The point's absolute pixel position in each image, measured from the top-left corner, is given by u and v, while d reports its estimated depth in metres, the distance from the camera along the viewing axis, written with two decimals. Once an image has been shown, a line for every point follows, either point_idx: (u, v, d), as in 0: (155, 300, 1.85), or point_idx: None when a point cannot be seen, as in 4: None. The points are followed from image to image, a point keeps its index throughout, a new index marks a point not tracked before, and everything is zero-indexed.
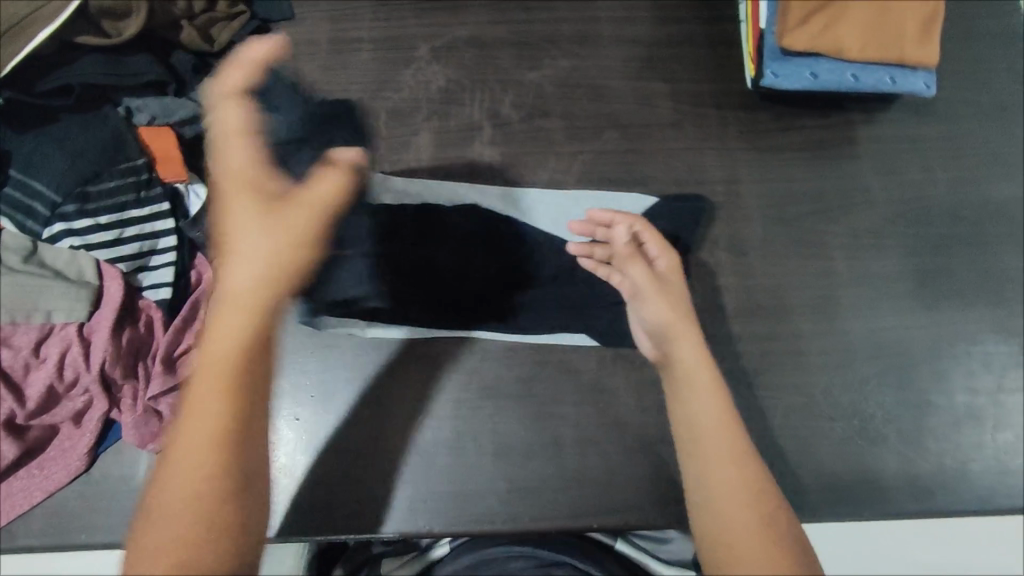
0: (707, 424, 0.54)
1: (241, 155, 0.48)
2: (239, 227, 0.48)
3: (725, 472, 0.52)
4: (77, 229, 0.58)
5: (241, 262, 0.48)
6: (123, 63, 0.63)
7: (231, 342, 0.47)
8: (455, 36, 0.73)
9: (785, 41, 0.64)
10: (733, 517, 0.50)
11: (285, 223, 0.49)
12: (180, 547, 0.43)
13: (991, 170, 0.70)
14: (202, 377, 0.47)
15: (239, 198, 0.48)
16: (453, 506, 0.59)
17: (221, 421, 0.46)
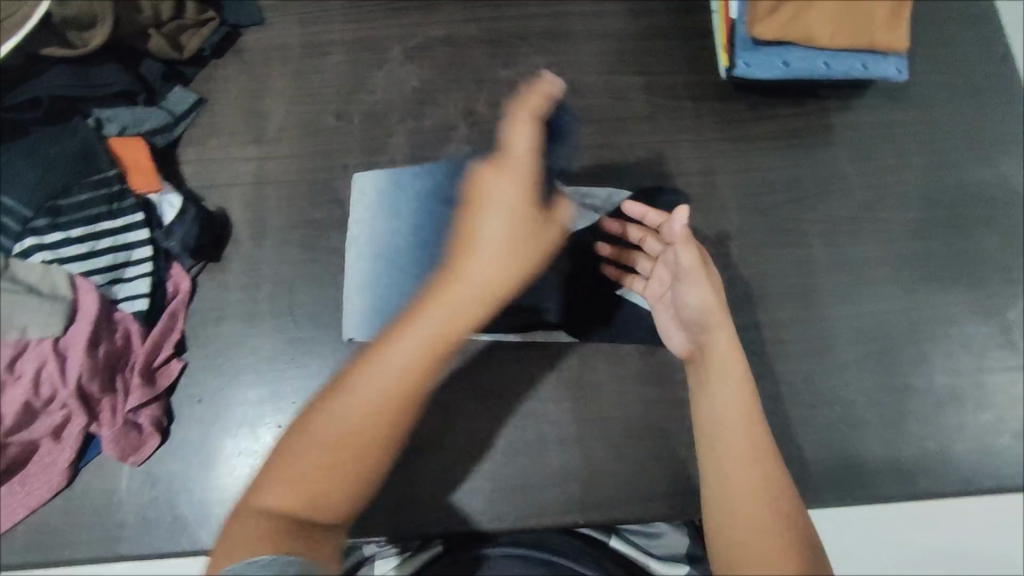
0: (728, 412, 0.53)
1: (516, 174, 0.49)
2: (528, 232, 0.49)
3: (744, 461, 0.51)
4: (49, 243, 0.58)
5: (490, 244, 0.48)
6: (91, 72, 0.62)
7: (458, 328, 0.47)
8: (428, 36, 0.72)
9: (756, 31, 0.64)
10: (749, 514, 0.49)
11: (538, 242, 0.50)
12: (311, 487, 0.44)
13: (967, 153, 0.70)
14: (404, 342, 0.46)
15: (523, 195, 0.49)
16: (436, 507, 0.59)
17: (389, 388, 0.46)
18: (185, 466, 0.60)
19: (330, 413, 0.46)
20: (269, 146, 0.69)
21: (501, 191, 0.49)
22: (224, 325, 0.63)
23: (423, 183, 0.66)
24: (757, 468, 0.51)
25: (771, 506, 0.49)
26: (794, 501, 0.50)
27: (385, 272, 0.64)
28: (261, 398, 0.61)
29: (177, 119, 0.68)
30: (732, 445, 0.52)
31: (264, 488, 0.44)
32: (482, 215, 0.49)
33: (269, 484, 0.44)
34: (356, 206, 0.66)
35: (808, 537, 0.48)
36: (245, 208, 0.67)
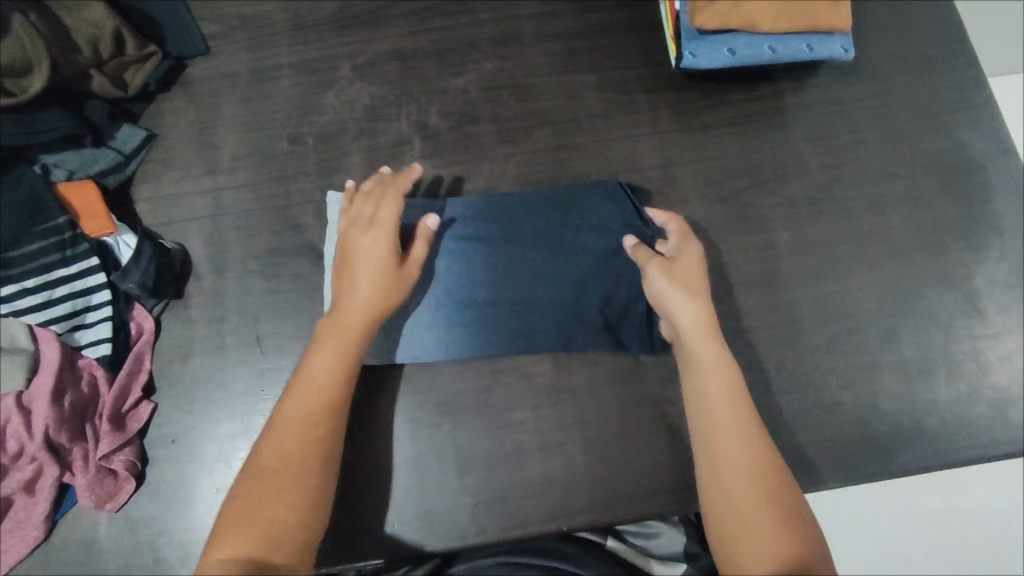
0: (719, 404, 0.55)
1: (375, 225, 0.59)
2: (369, 277, 0.58)
3: (737, 453, 0.53)
4: (4, 297, 0.57)
5: (353, 287, 0.58)
6: (33, 119, 0.60)
7: (336, 367, 0.56)
8: (376, 52, 0.72)
9: (698, 20, 0.64)
10: (742, 496, 0.51)
11: (389, 283, 0.58)
12: (251, 527, 0.49)
13: (922, 124, 0.70)
14: (298, 389, 0.55)
15: (373, 242, 0.59)
16: (422, 526, 0.59)
17: (301, 423, 0.54)
18: (163, 509, 0.59)
19: (259, 454, 0.53)
20: (223, 177, 0.68)
21: (372, 243, 0.58)
22: (191, 361, 0.62)
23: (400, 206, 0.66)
24: (752, 461, 0.53)
25: (767, 495, 0.51)
26: (788, 488, 0.52)
27: None
28: (236, 431, 0.61)
29: (128, 157, 0.67)
30: (725, 438, 0.54)
31: (218, 540, 0.49)
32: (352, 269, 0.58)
33: (221, 529, 0.50)
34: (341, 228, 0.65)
35: (801, 522, 0.51)
36: (205, 240, 0.66)
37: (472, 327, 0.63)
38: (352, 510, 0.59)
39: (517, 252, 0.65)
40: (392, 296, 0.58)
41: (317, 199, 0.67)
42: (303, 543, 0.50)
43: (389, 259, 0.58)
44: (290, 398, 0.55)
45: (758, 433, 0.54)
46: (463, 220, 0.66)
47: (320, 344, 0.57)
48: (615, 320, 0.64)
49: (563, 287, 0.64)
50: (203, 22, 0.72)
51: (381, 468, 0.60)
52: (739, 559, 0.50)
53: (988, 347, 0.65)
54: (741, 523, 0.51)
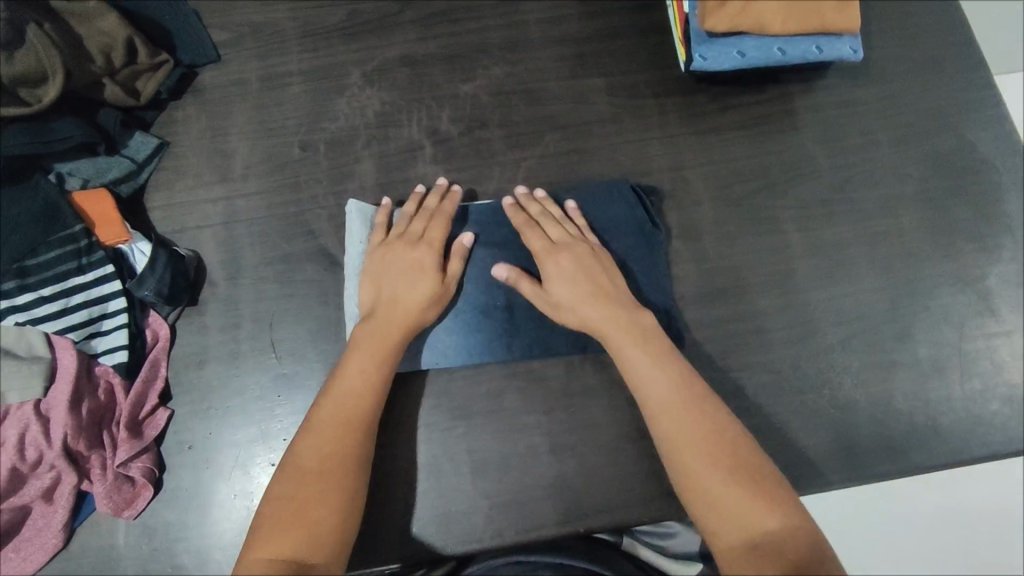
0: (656, 376, 0.55)
1: (413, 242, 0.62)
2: (410, 290, 0.60)
3: (687, 420, 0.53)
4: (21, 305, 0.57)
5: (396, 298, 0.60)
6: (48, 129, 0.60)
7: (373, 374, 0.57)
8: (386, 58, 0.72)
9: (707, 24, 0.64)
10: (707, 472, 0.50)
11: (428, 297, 0.60)
12: (283, 526, 0.49)
13: (930, 125, 0.70)
14: (335, 395, 0.56)
15: (419, 256, 0.61)
16: (439, 530, 0.59)
17: (340, 429, 0.55)
18: (181, 515, 0.59)
19: (296, 458, 0.53)
20: (235, 184, 0.68)
21: (415, 257, 0.61)
22: (206, 368, 0.63)
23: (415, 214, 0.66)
24: (704, 426, 0.52)
25: (729, 459, 0.51)
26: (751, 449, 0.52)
27: None
28: (252, 437, 0.61)
29: (141, 165, 0.68)
30: (672, 408, 0.53)
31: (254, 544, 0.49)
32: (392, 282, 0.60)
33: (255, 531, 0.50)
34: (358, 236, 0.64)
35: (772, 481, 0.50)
36: (218, 247, 0.66)
37: (492, 331, 0.63)
38: (371, 515, 0.59)
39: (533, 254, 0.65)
40: (433, 311, 0.60)
41: (330, 205, 0.68)
42: (339, 544, 0.50)
43: (429, 273, 0.61)
44: (326, 403, 0.56)
45: (701, 399, 0.54)
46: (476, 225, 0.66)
47: (357, 352, 0.58)
48: None
49: None
50: (213, 30, 0.72)
51: (398, 473, 0.60)
52: (716, 528, 0.48)
53: (1000, 346, 0.65)
54: (711, 500, 0.49)
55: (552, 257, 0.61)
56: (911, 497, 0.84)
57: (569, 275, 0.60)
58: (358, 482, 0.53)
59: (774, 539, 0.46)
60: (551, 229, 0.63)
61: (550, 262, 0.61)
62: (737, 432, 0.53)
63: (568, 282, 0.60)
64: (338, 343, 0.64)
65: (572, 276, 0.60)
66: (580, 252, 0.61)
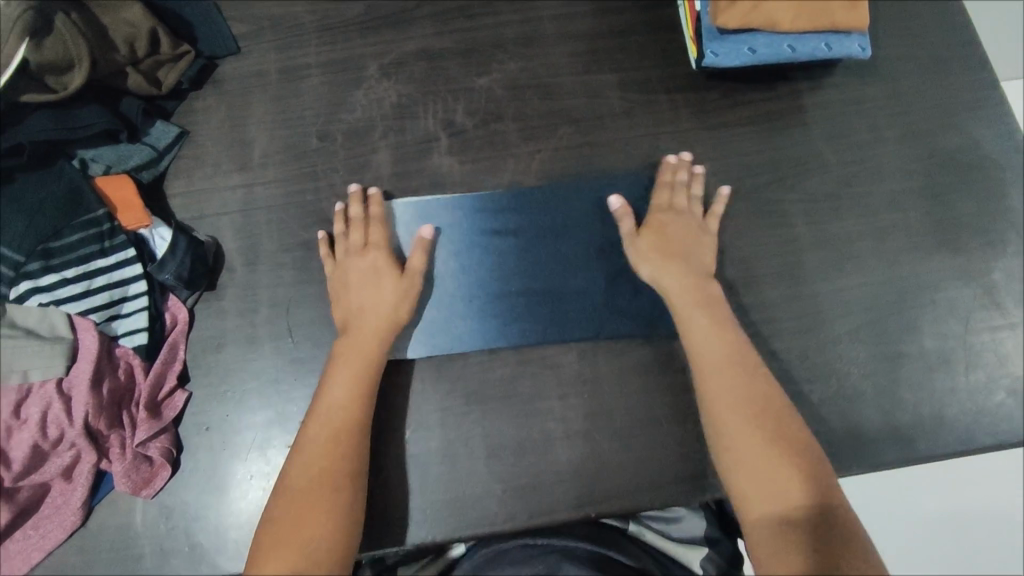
0: (714, 347, 0.60)
1: (373, 251, 0.64)
2: (375, 293, 0.62)
3: (735, 390, 0.58)
4: (45, 286, 0.57)
5: (368, 306, 0.62)
6: (72, 115, 0.61)
7: (354, 382, 0.59)
8: (403, 52, 0.73)
9: (719, 20, 0.65)
10: (744, 440, 0.55)
11: (394, 295, 0.62)
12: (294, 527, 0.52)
13: (936, 122, 0.72)
14: (324, 406, 0.58)
15: (375, 262, 0.64)
16: (452, 514, 0.60)
17: (328, 441, 0.56)
18: (199, 495, 0.60)
19: (289, 471, 0.55)
20: (254, 173, 0.70)
21: (373, 264, 0.64)
22: (224, 352, 0.64)
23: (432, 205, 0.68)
24: (748, 401, 0.57)
25: (771, 434, 0.55)
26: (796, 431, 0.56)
27: None
28: (270, 419, 0.62)
29: (161, 153, 0.69)
30: (722, 380, 0.58)
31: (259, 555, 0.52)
32: (355, 291, 0.63)
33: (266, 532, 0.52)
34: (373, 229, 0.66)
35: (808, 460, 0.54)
36: (236, 234, 0.67)
37: (506, 320, 0.65)
38: (385, 497, 0.60)
39: (520, 256, 0.67)
40: (407, 306, 0.63)
41: (346, 195, 0.69)
42: (341, 551, 0.52)
43: (391, 275, 0.63)
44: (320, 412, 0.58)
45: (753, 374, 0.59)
46: (458, 227, 0.67)
47: (340, 366, 0.60)
48: (641, 313, 0.65)
49: (592, 282, 0.67)
50: (233, 22, 0.74)
51: (413, 456, 0.61)
52: (746, 493, 0.54)
53: (1007, 339, 0.66)
54: (742, 465, 0.55)
55: (664, 215, 0.66)
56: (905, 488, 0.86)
57: (668, 236, 0.65)
58: (353, 488, 0.55)
59: (797, 508, 0.52)
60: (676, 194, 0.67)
61: (660, 216, 0.66)
62: (783, 411, 0.57)
63: (666, 237, 0.65)
64: None
65: (673, 233, 0.65)
66: (689, 223, 0.66)
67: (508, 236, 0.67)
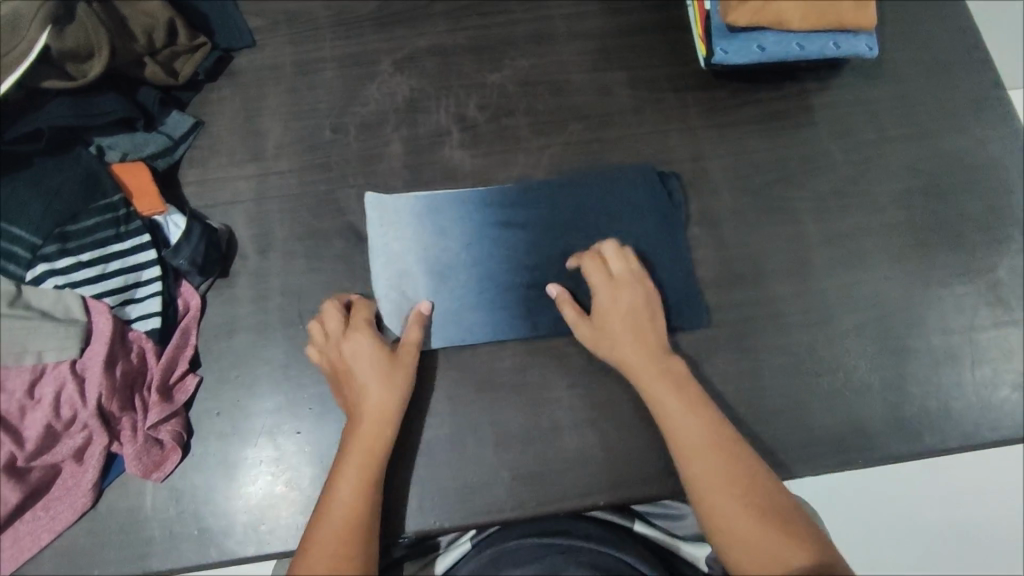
0: (689, 429, 0.56)
1: (354, 334, 0.60)
2: (368, 375, 0.59)
3: (721, 471, 0.54)
4: (60, 269, 0.58)
5: (365, 388, 0.59)
6: (91, 103, 0.62)
7: (355, 466, 0.56)
8: (416, 47, 0.74)
9: (730, 17, 0.66)
10: (741, 521, 0.52)
11: (391, 372, 0.59)
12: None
13: (942, 123, 0.72)
14: (335, 490, 0.55)
15: (358, 343, 0.60)
16: (460, 500, 0.61)
17: (342, 527, 0.53)
18: (208, 480, 0.61)
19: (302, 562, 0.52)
20: (268, 163, 0.70)
21: (357, 347, 0.60)
22: (236, 338, 0.65)
23: (445, 197, 0.68)
24: (733, 478, 0.53)
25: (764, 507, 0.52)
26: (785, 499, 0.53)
27: (412, 281, 0.66)
28: (280, 405, 0.63)
29: (177, 142, 0.69)
30: (705, 461, 0.54)
31: None
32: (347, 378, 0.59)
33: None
34: (387, 221, 0.67)
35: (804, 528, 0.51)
36: (249, 223, 0.68)
37: (516, 310, 0.66)
38: (393, 483, 0.61)
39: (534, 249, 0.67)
40: (408, 380, 0.60)
41: (359, 185, 0.70)
42: None
43: (383, 352, 0.60)
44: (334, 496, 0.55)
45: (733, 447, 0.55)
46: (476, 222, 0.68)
47: (345, 454, 0.56)
48: None
49: None
50: (249, 16, 0.75)
51: (421, 443, 0.62)
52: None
53: (1012, 335, 0.67)
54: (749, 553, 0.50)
55: (609, 291, 0.62)
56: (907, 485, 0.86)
57: (619, 317, 0.61)
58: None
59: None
60: (616, 265, 0.63)
61: (604, 294, 0.62)
62: (762, 477, 0.54)
63: (620, 316, 0.61)
64: None
65: (627, 309, 0.62)
66: (638, 294, 0.62)
67: (520, 228, 0.68)
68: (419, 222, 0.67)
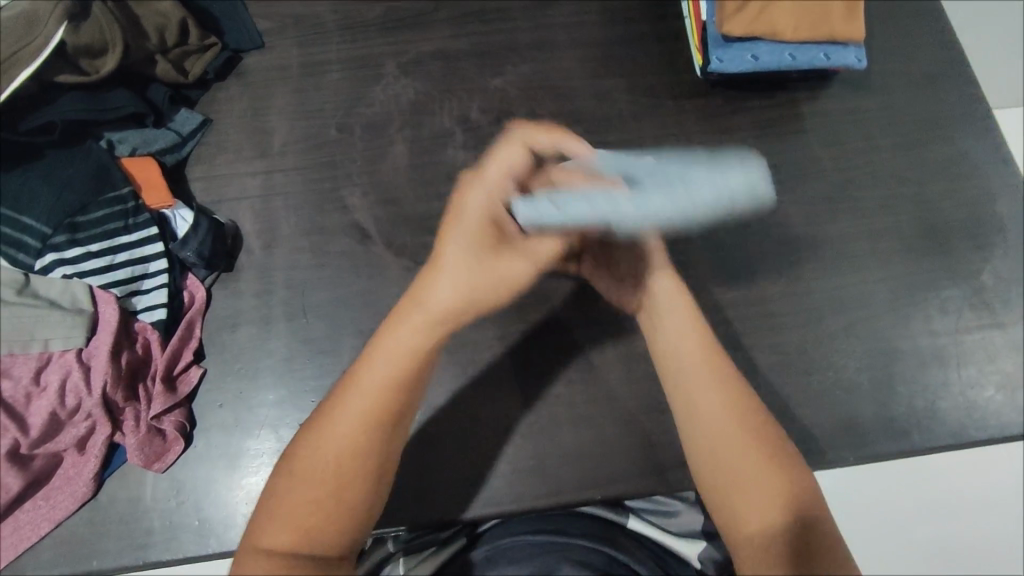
0: (702, 368, 0.57)
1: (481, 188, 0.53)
2: (460, 242, 0.53)
3: (724, 412, 0.56)
4: (69, 258, 0.59)
5: (457, 257, 0.52)
6: (104, 99, 0.63)
7: (412, 340, 0.52)
8: (421, 52, 0.76)
9: (726, 27, 0.69)
10: (734, 459, 0.54)
11: (480, 247, 0.52)
12: (312, 523, 0.49)
13: (927, 133, 0.75)
14: (352, 401, 0.52)
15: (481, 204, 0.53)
16: (460, 494, 0.62)
17: (365, 412, 0.51)
18: (209, 471, 0.61)
19: (296, 453, 0.51)
20: (274, 160, 0.72)
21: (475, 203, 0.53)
22: (239, 331, 0.65)
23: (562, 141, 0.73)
24: (737, 418, 0.55)
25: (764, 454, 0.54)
26: (785, 449, 0.55)
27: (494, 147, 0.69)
28: (283, 397, 0.64)
29: (185, 139, 0.71)
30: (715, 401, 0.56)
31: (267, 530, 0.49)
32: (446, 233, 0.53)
33: (287, 527, 0.49)
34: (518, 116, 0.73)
35: (792, 477, 0.53)
36: (255, 218, 0.69)
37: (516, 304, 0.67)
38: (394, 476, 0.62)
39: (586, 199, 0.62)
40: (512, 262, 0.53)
41: (363, 184, 0.71)
42: (354, 529, 0.50)
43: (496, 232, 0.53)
44: (346, 407, 0.52)
45: (742, 399, 0.56)
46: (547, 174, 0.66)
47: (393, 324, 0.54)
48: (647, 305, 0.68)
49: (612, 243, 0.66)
50: (258, 19, 0.76)
51: (422, 436, 0.63)
52: (733, 512, 0.53)
53: (996, 338, 0.69)
54: (732, 488, 0.53)
55: None
56: (896, 485, 0.88)
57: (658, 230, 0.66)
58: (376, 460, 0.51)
59: (783, 524, 0.51)
60: None
61: None
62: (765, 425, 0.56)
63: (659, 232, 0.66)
64: (367, 312, 0.67)
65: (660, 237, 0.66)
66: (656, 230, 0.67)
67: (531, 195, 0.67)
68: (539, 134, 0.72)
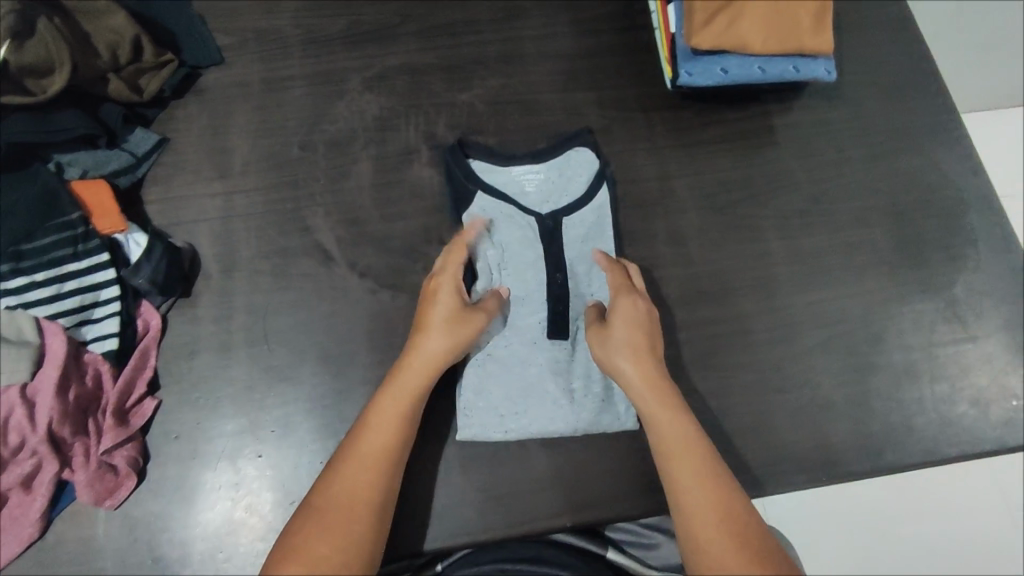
0: (682, 467, 0.53)
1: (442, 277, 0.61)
2: (428, 318, 0.58)
3: (709, 515, 0.50)
4: (13, 288, 0.57)
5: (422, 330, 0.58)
6: (49, 120, 0.59)
7: (408, 406, 0.55)
8: (386, 66, 0.75)
9: (693, 41, 0.68)
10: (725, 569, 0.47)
11: (453, 323, 0.58)
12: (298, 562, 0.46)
13: (898, 144, 0.75)
14: (372, 422, 0.54)
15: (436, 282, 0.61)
16: (426, 525, 0.60)
17: (387, 436, 0.54)
18: (165, 507, 0.59)
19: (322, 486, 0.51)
20: (234, 180, 0.70)
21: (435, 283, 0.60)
22: (197, 359, 0.63)
23: (588, 207, 0.69)
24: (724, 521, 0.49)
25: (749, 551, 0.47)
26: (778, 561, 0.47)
27: (514, 184, 0.69)
28: (243, 427, 0.61)
29: (140, 159, 0.68)
30: (698, 502, 0.51)
31: None
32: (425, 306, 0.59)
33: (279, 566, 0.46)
34: (560, 163, 0.70)
35: None
36: (213, 242, 0.67)
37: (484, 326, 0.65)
38: None
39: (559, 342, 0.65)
40: (452, 337, 0.58)
41: (326, 203, 0.69)
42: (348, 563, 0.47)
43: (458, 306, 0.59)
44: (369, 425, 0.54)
45: (728, 499, 0.51)
46: (572, 240, 0.68)
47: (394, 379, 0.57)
48: None
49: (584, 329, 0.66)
50: (217, 34, 0.74)
51: None
52: None
53: (968, 351, 0.68)
54: None
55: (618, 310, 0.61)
56: (869, 499, 0.89)
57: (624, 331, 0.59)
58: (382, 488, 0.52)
59: None
60: (623, 304, 0.61)
61: (620, 308, 0.61)
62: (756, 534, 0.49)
63: (642, 321, 0.60)
64: (330, 337, 0.65)
65: (643, 341, 0.59)
66: (640, 323, 0.60)
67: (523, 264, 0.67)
68: (562, 191, 0.69)
